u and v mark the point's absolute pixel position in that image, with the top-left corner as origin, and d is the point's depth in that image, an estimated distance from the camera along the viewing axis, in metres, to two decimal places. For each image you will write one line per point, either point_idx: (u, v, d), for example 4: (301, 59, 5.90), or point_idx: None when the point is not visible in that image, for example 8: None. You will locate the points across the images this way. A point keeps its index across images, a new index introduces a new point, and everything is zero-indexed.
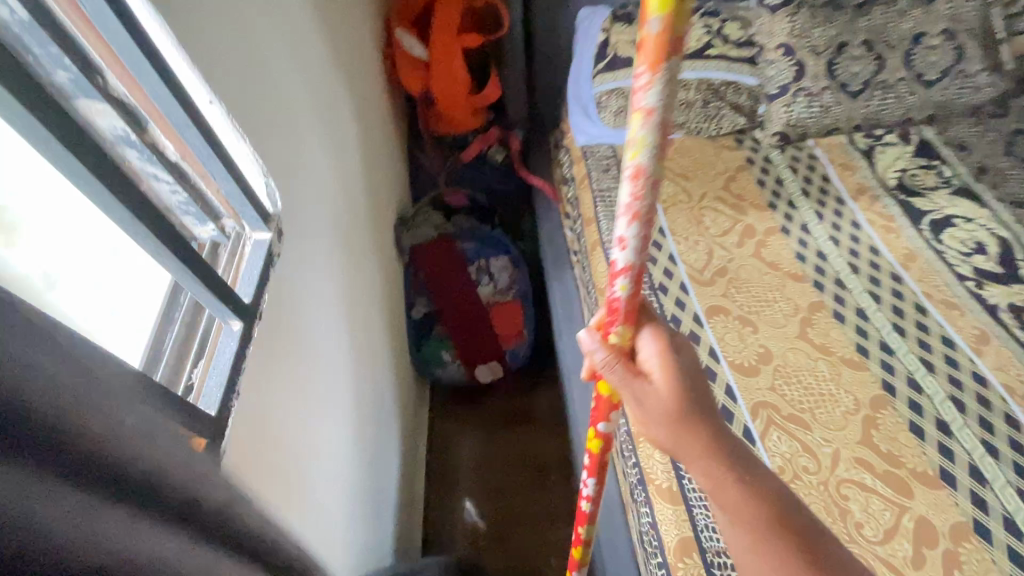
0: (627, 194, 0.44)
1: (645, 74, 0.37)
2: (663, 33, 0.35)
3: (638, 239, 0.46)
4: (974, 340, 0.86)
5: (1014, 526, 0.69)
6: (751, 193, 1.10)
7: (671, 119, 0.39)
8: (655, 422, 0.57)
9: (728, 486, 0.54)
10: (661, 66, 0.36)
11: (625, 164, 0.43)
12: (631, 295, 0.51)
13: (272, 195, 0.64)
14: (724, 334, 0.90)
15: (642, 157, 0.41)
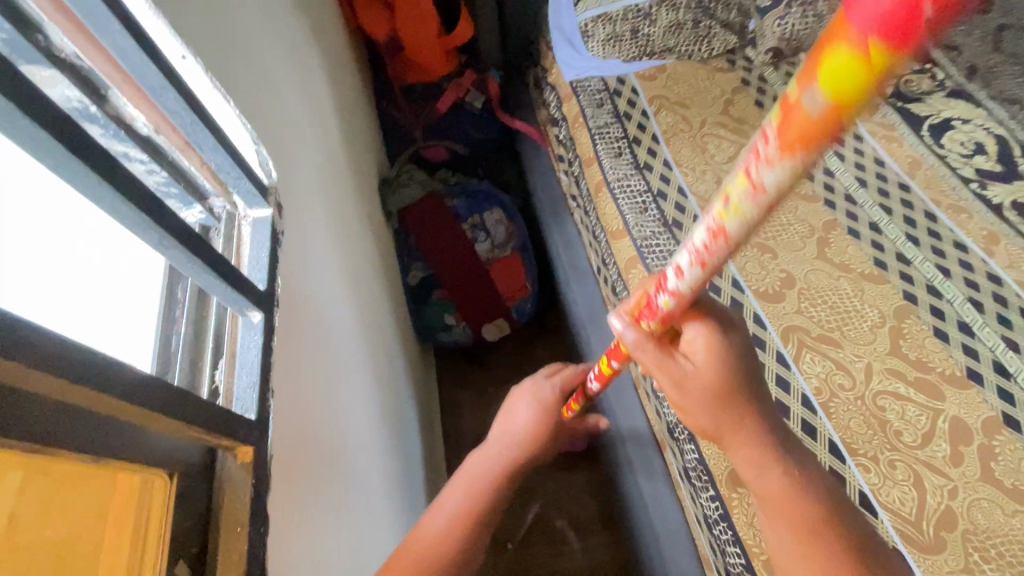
0: (701, 239, 0.40)
1: (773, 146, 0.30)
2: (800, 139, 0.28)
3: (694, 277, 0.45)
4: (985, 241, 0.88)
5: None
6: (752, 116, 1.06)
7: (785, 200, 0.33)
8: (694, 405, 0.59)
9: (765, 476, 0.58)
10: (798, 150, 0.29)
11: (710, 210, 0.38)
12: (673, 308, 0.51)
13: (266, 166, 0.57)
14: (745, 263, 0.88)
15: (730, 224, 0.36)
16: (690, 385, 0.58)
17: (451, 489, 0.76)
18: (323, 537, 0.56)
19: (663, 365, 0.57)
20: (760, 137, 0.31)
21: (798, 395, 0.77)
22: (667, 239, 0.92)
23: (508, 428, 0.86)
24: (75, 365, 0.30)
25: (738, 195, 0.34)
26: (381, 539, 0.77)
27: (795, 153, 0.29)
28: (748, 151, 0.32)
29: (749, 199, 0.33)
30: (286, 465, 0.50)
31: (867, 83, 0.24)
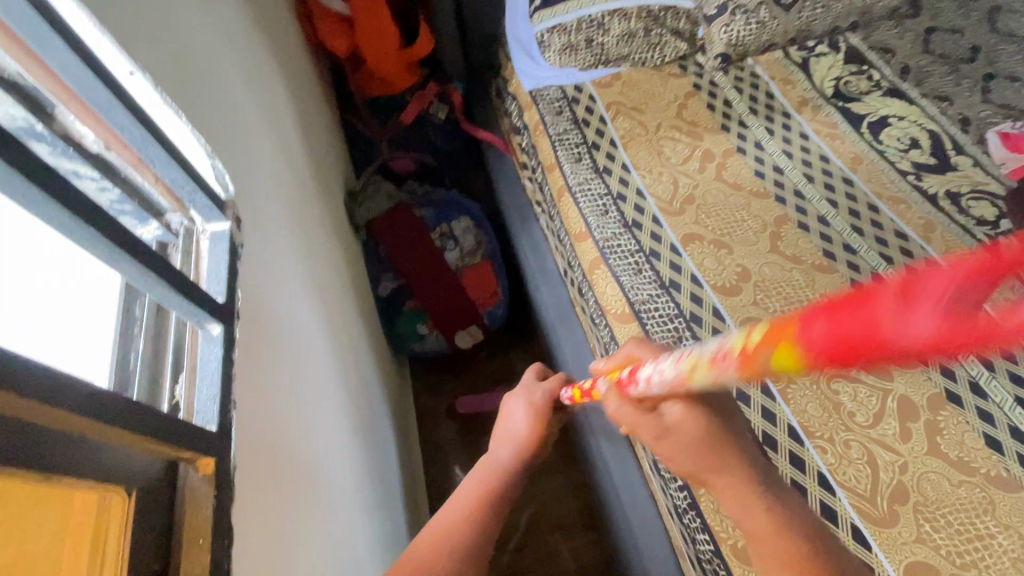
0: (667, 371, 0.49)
1: (732, 359, 0.39)
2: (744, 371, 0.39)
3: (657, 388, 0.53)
4: (922, 230, 0.93)
5: (979, 389, 0.77)
6: (704, 119, 1.11)
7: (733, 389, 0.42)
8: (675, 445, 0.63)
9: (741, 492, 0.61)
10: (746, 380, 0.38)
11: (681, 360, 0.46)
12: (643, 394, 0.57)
13: (223, 179, 0.58)
14: (703, 260, 0.92)
15: (692, 381, 0.45)
16: (664, 427, 0.63)
17: (448, 508, 0.75)
18: (293, 548, 0.56)
19: (639, 416, 0.62)
20: (722, 353, 0.40)
21: (758, 383, 0.79)
22: (628, 240, 0.95)
23: (502, 442, 0.84)
24: (35, 375, 0.31)
25: (702, 355, 0.43)
26: (358, 550, 0.76)
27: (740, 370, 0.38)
28: (716, 351, 0.41)
29: (710, 356, 0.42)
30: (252, 475, 0.50)
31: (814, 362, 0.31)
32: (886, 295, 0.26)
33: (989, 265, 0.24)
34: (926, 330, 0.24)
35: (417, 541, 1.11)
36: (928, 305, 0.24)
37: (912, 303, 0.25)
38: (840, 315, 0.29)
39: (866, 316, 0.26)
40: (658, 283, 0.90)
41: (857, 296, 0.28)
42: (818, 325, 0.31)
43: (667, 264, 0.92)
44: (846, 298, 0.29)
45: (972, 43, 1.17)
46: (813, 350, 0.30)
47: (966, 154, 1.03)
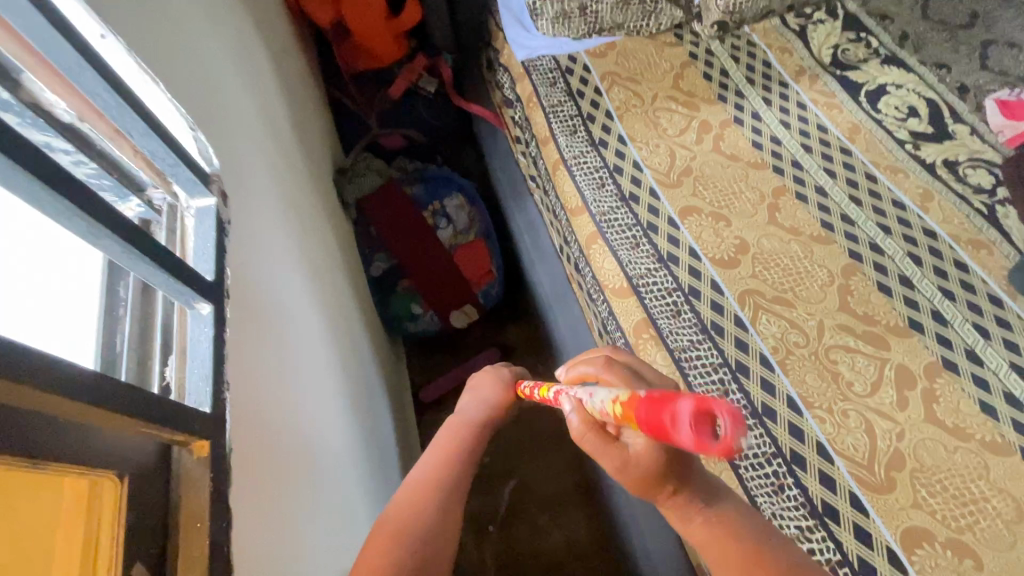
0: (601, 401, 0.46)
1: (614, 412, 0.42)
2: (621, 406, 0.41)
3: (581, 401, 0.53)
4: (919, 199, 0.93)
5: (975, 356, 0.77)
6: (701, 89, 1.09)
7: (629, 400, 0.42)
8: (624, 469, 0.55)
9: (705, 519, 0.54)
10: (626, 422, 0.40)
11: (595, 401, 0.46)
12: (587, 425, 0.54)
13: (207, 153, 0.55)
14: (701, 233, 0.90)
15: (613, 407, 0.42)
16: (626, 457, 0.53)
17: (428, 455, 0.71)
18: (291, 527, 0.55)
19: (603, 447, 0.53)
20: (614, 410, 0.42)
21: (757, 355, 0.79)
22: (625, 214, 0.93)
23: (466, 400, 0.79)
24: (23, 364, 0.30)
25: (598, 404, 0.46)
26: (358, 527, 0.76)
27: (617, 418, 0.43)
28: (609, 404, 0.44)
29: (598, 411, 0.47)
30: (249, 455, 0.49)
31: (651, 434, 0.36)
32: (670, 415, 0.32)
33: (710, 407, 0.30)
34: (687, 443, 0.31)
35: None
36: (685, 421, 0.31)
37: (675, 427, 0.32)
38: (654, 402, 0.35)
39: (657, 417, 0.34)
40: (655, 257, 0.89)
41: (662, 394, 0.34)
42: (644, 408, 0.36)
43: (665, 238, 0.90)
44: (657, 397, 0.34)
45: (971, 9, 1.15)
46: (644, 421, 0.36)
47: (963, 122, 1.02)
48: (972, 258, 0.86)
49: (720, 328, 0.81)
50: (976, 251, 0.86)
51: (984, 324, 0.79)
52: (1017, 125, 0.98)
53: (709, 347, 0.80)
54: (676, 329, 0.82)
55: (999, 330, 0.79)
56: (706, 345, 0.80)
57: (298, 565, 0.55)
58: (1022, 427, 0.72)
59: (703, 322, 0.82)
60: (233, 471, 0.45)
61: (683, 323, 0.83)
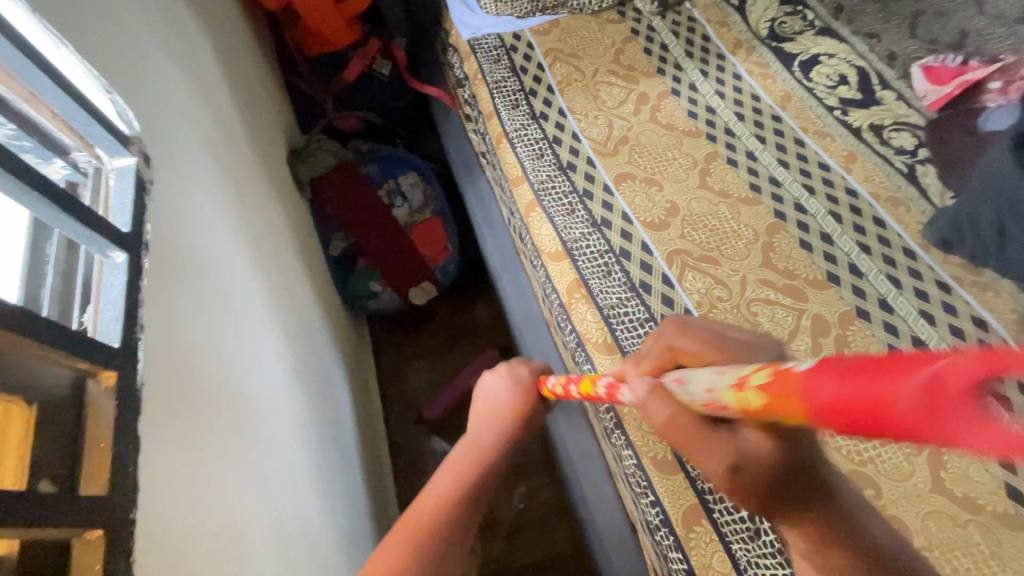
0: (710, 391, 0.39)
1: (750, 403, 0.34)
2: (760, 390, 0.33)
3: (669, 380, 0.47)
4: (844, 161, 0.97)
5: (886, 304, 0.81)
6: (640, 63, 1.12)
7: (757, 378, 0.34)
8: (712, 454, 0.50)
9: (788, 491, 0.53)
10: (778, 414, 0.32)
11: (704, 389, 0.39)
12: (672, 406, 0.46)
13: (125, 116, 0.58)
14: (634, 198, 0.94)
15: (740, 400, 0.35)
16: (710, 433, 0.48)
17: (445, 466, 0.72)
18: (221, 469, 0.58)
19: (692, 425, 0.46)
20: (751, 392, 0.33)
21: (682, 310, 0.83)
22: (562, 181, 0.97)
23: (487, 400, 0.81)
24: None
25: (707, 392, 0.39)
26: (306, 485, 0.79)
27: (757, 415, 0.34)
28: (738, 386, 0.35)
29: (696, 402, 0.42)
30: (167, 395, 0.52)
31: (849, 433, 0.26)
32: (915, 382, 0.22)
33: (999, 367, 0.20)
34: (976, 449, 0.21)
35: (376, 487, 1.15)
36: (951, 372, 0.21)
37: (904, 382, 0.23)
38: (847, 378, 0.26)
39: (890, 397, 0.23)
40: (590, 221, 0.92)
41: (874, 359, 0.25)
42: (819, 388, 0.27)
43: (600, 204, 0.94)
44: (858, 369, 0.25)
45: None
46: (833, 412, 0.26)
47: (891, 89, 1.05)
48: (890, 214, 0.90)
49: (647, 285, 0.85)
50: (894, 207, 0.91)
51: (897, 275, 0.84)
52: (940, 89, 1.00)
53: (637, 303, 0.84)
54: (606, 287, 0.86)
55: (911, 279, 0.83)
56: (634, 302, 0.84)
57: (232, 506, 0.58)
58: None
59: (632, 280, 0.86)
60: (144, 408, 0.48)
61: (613, 282, 0.86)
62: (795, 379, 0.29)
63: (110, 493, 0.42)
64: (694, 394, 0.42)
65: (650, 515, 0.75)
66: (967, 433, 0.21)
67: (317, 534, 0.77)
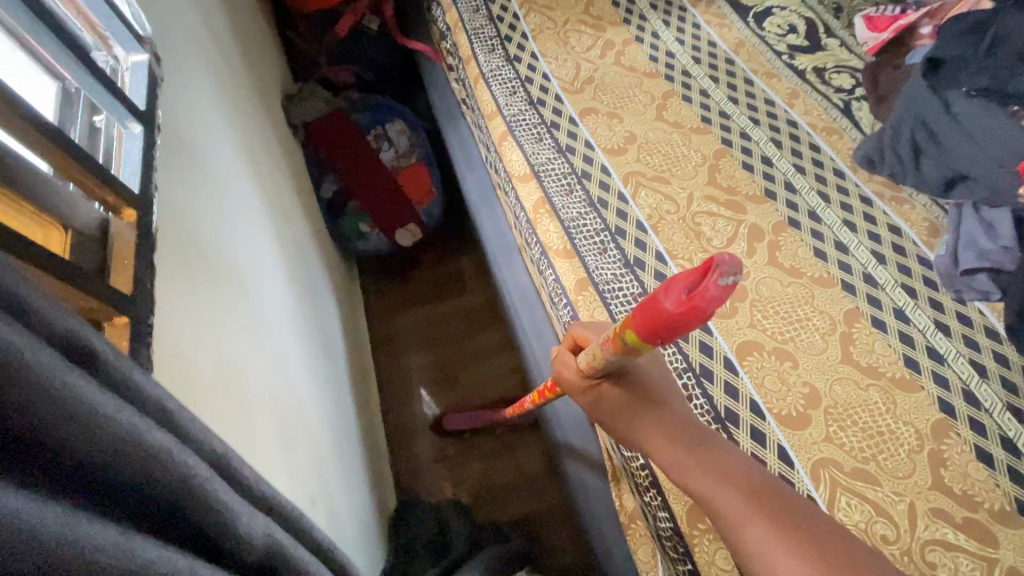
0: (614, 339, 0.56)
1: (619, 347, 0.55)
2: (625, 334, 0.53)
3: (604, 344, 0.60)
4: (788, 97, 1.06)
5: (815, 215, 0.91)
6: (608, 14, 1.22)
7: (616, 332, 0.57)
8: (613, 419, 0.68)
9: (682, 461, 0.62)
10: (627, 345, 0.54)
11: (616, 353, 0.57)
12: (601, 355, 0.61)
13: (139, 18, 0.67)
14: (596, 128, 1.04)
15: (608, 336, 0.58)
16: (598, 393, 0.68)
17: None
18: (222, 324, 0.67)
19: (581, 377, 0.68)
20: (614, 336, 0.56)
21: (634, 221, 0.93)
22: (532, 115, 1.07)
23: None
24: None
25: (605, 347, 0.59)
26: (297, 375, 0.88)
27: (636, 351, 0.54)
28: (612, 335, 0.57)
29: (596, 359, 0.62)
30: (173, 242, 0.61)
31: (651, 324, 0.47)
32: (665, 296, 0.44)
33: (696, 275, 0.42)
34: (674, 300, 0.43)
35: (364, 406, 1.24)
36: (674, 289, 0.43)
37: (670, 302, 0.43)
38: (650, 307, 0.46)
39: (648, 306, 0.47)
40: (555, 148, 1.02)
41: (655, 296, 0.45)
42: (645, 317, 0.47)
43: (566, 133, 1.04)
44: (652, 299, 0.46)
45: None
46: (646, 320, 0.47)
47: (835, 37, 1.15)
48: (825, 141, 1.00)
49: (604, 201, 0.95)
50: (830, 136, 1.01)
51: (827, 191, 0.93)
52: (878, 36, 1.06)
53: (594, 217, 0.94)
54: (568, 203, 0.96)
55: (838, 195, 0.93)
56: (592, 215, 0.94)
57: (230, 356, 0.67)
58: (845, 266, 0.86)
59: (591, 197, 0.96)
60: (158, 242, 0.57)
61: (573, 199, 0.96)
62: (638, 313, 0.49)
63: (134, 295, 0.51)
64: (600, 358, 0.61)
65: None
66: (697, 296, 0.41)
67: (306, 417, 0.87)
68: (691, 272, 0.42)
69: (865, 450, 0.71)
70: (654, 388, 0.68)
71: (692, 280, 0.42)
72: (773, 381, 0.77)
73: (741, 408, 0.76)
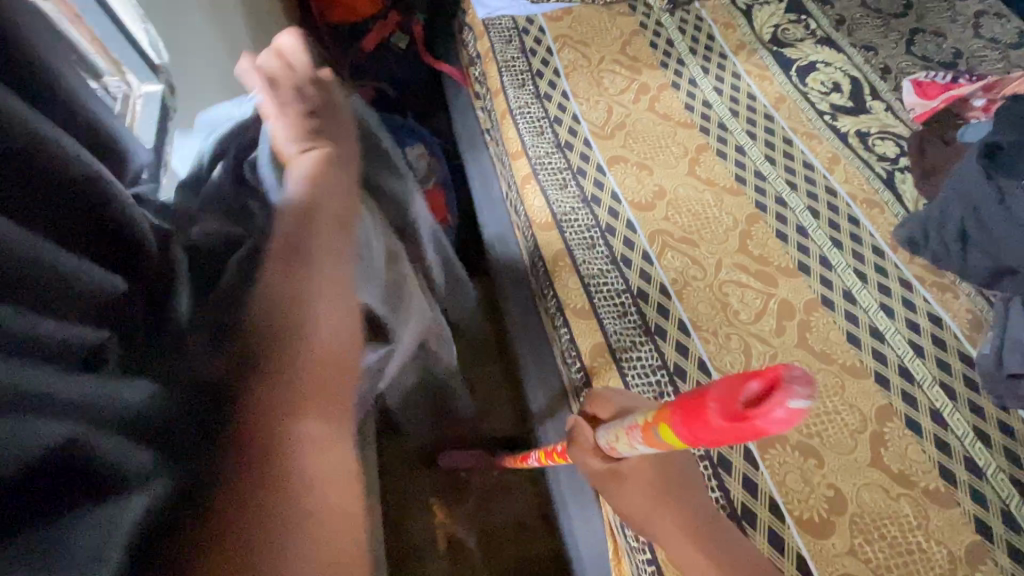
0: (639, 432, 0.44)
1: (641, 439, 0.43)
2: (653, 430, 0.40)
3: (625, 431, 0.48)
4: (827, 162, 1.01)
5: (850, 295, 0.86)
6: (645, 55, 1.17)
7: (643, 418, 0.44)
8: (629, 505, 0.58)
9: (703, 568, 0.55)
10: (652, 442, 0.41)
11: (638, 445, 0.45)
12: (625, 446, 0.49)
13: (156, 47, 0.63)
14: (625, 178, 0.99)
15: (632, 426, 0.46)
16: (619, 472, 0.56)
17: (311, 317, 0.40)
18: None
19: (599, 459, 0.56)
20: (638, 427, 0.43)
21: (657, 284, 0.88)
22: (559, 158, 1.02)
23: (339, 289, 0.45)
24: None
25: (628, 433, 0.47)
26: None
27: (667, 448, 0.41)
28: (635, 425, 0.44)
29: (614, 445, 0.50)
30: None
31: (687, 430, 0.34)
32: (710, 403, 0.31)
33: (757, 379, 0.29)
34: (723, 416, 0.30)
35: None
36: (724, 398, 0.30)
37: (716, 412, 0.31)
38: (688, 410, 0.34)
39: (685, 408, 0.34)
40: (580, 196, 0.97)
41: (695, 398, 0.33)
42: (679, 422, 0.35)
43: (592, 181, 0.99)
44: (691, 401, 0.33)
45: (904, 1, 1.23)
46: (682, 424, 0.35)
47: (881, 100, 1.10)
48: (865, 214, 0.95)
49: (628, 259, 0.90)
50: (870, 209, 0.95)
51: (864, 270, 0.88)
52: (927, 103, 1.04)
53: (616, 275, 0.89)
54: (590, 258, 0.91)
55: (876, 275, 0.88)
56: (614, 274, 0.89)
57: None
58: (880, 355, 0.81)
59: (615, 254, 0.91)
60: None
61: (595, 254, 0.91)
62: (669, 413, 0.37)
63: None
64: (620, 446, 0.49)
65: None
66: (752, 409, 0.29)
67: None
68: (751, 374, 0.29)
69: (890, 569, 0.66)
70: (681, 481, 0.59)
71: (746, 382, 0.30)
72: (796, 479, 0.72)
73: (759, 507, 0.70)
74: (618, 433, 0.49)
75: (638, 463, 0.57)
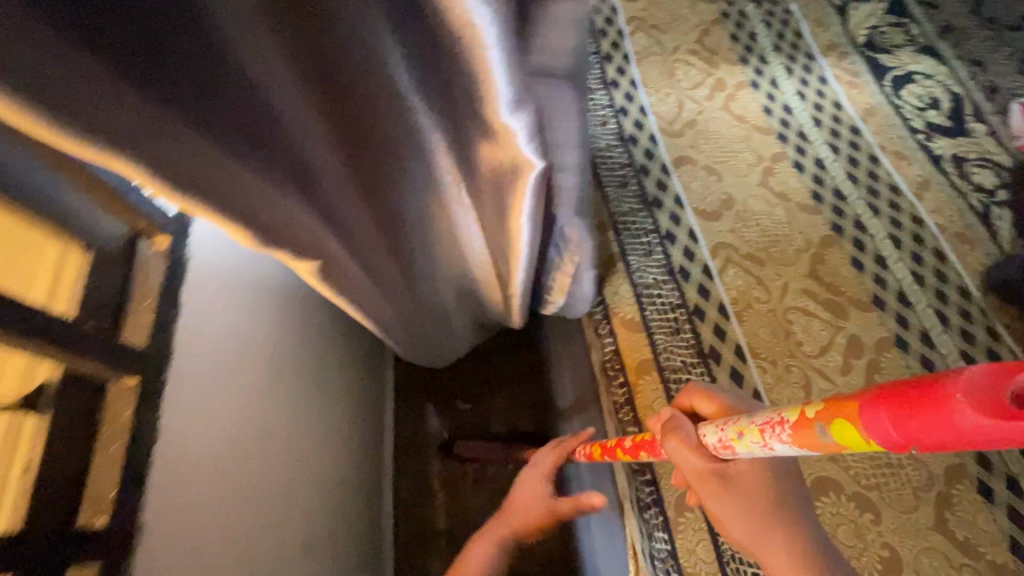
0: (767, 423, 0.31)
1: (777, 427, 0.30)
2: (802, 424, 0.27)
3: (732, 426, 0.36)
4: (916, 186, 0.92)
5: (928, 338, 0.79)
6: (724, 48, 1.08)
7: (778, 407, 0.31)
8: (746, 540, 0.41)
9: None
10: (799, 435, 0.28)
11: (765, 443, 0.32)
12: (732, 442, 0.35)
13: None
14: (690, 182, 0.92)
15: (751, 420, 0.33)
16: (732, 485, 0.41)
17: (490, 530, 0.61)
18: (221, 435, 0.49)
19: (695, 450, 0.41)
20: (777, 419, 0.30)
21: (715, 302, 0.82)
22: (621, 152, 0.95)
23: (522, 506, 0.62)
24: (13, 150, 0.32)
25: (750, 424, 0.33)
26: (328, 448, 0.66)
27: (819, 448, 0.27)
28: (767, 420, 0.31)
29: (721, 441, 0.37)
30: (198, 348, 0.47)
31: (881, 425, 0.21)
32: (936, 383, 0.19)
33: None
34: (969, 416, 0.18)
35: None
36: (977, 384, 0.18)
37: (954, 402, 0.19)
38: (890, 399, 0.21)
39: (883, 393, 0.21)
40: (640, 197, 0.91)
41: (909, 387, 0.20)
42: (872, 423, 0.22)
43: (655, 181, 0.93)
44: (900, 388, 0.21)
45: None
46: (872, 423, 0.22)
47: (984, 122, 0.99)
48: (953, 250, 0.86)
49: (686, 272, 0.84)
50: (959, 244, 0.87)
51: (946, 311, 0.81)
52: None
53: (672, 288, 0.83)
54: (645, 266, 0.85)
55: (960, 319, 0.80)
56: (669, 286, 0.83)
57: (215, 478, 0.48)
58: None
59: (672, 264, 0.85)
60: (181, 334, 0.46)
61: (651, 262, 0.85)
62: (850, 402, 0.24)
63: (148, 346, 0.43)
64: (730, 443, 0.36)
65: (643, 494, 0.75)
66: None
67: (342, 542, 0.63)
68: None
69: None
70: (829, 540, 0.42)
71: (1022, 377, 0.18)
72: (848, 533, 0.67)
73: None
74: (729, 430, 0.36)
75: (750, 464, 0.41)
